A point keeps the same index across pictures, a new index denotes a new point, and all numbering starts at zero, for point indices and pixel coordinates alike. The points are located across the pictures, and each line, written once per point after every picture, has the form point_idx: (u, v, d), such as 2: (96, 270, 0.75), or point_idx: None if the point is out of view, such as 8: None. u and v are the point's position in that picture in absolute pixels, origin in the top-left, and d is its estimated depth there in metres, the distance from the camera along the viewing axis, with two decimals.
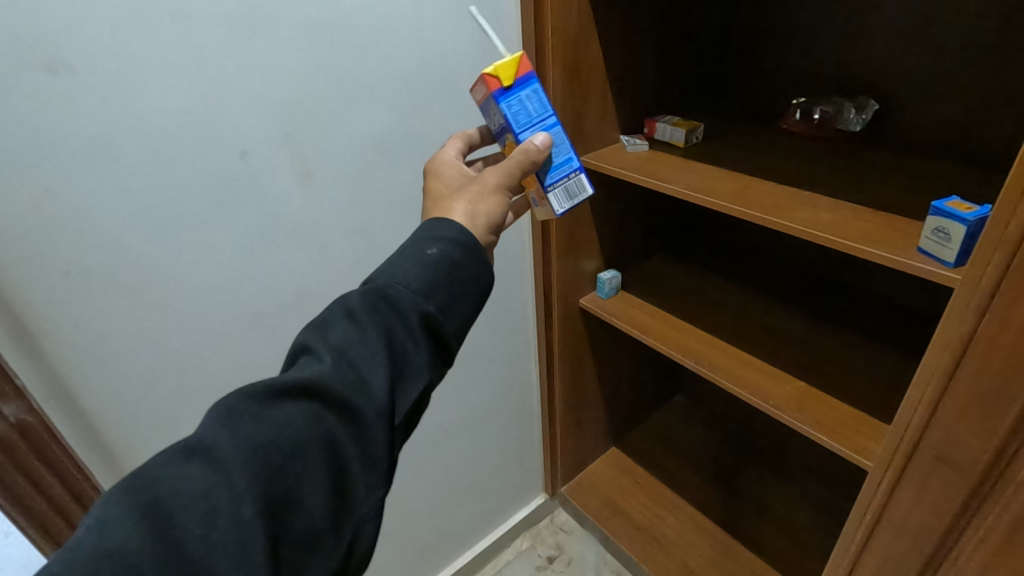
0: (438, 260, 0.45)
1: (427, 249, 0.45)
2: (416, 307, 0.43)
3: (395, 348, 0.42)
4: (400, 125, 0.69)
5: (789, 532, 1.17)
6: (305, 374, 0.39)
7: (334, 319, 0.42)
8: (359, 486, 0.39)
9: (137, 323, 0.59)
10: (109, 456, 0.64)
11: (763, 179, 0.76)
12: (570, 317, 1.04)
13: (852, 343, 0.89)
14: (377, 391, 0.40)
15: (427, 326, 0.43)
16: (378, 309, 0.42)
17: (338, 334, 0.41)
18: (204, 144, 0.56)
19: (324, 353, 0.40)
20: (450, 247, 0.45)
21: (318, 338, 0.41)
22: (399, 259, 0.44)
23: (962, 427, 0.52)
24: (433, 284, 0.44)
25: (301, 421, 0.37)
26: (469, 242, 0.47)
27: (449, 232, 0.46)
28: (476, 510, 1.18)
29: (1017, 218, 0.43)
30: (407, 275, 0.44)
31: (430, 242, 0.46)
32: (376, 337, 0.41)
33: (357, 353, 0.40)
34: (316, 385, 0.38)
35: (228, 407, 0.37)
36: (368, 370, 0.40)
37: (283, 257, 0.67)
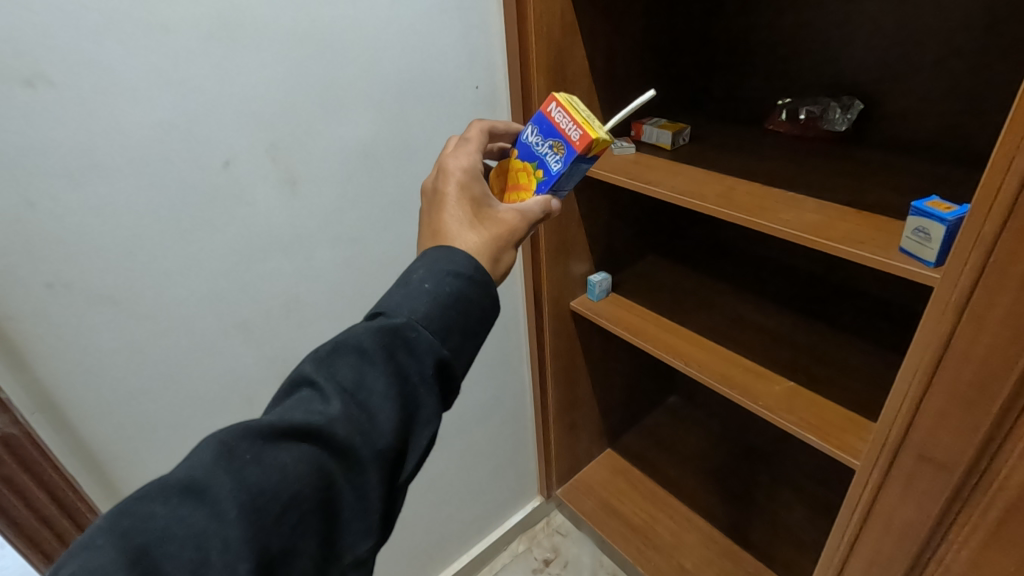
0: (452, 300, 0.44)
1: (445, 285, 0.44)
2: (432, 351, 0.42)
3: (406, 391, 0.42)
4: (385, 132, 0.69)
5: (784, 531, 1.17)
6: (312, 417, 0.38)
7: (344, 353, 0.41)
8: (351, 531, 0.39)
9: (122, 334, 0.60)
10: (97, 467, 0.64)
11: (749, 181, 0.76)
12: (562, 320, 1.05)
13: (842, 341, 0.89)
14: (386, 439, 0.40)
15: (439, 369, 0.43)
16: (392, 350, 0.41)
17: (346, 372, 0.40)
18: (187, 156, 0.56)
19: (332, 390, 0.40)
20: (468, 286, 0.45)
21: (325, 372, 0.40)
22: (416, 294, 0.43)
23: (944, 426, 0.52)
24: (447, 326, 0.43)
25: (304, 468, 0.37)
26: (482, 281, 0.46)
27: (467, 269, 0.46)
28: (471, 514, 1.18)
29: (992, 218, 0.44)
30: (422, 314, 0.43)
31: (447, 278, 0.45)
32: (385, 380, 0.41)
33: (368, 396, 0.40)
34: (324, 432, 0.37)
35: (228, 445, 0.36)
36: (378, 417, 0.40)
37: (269, 265, 0.67)
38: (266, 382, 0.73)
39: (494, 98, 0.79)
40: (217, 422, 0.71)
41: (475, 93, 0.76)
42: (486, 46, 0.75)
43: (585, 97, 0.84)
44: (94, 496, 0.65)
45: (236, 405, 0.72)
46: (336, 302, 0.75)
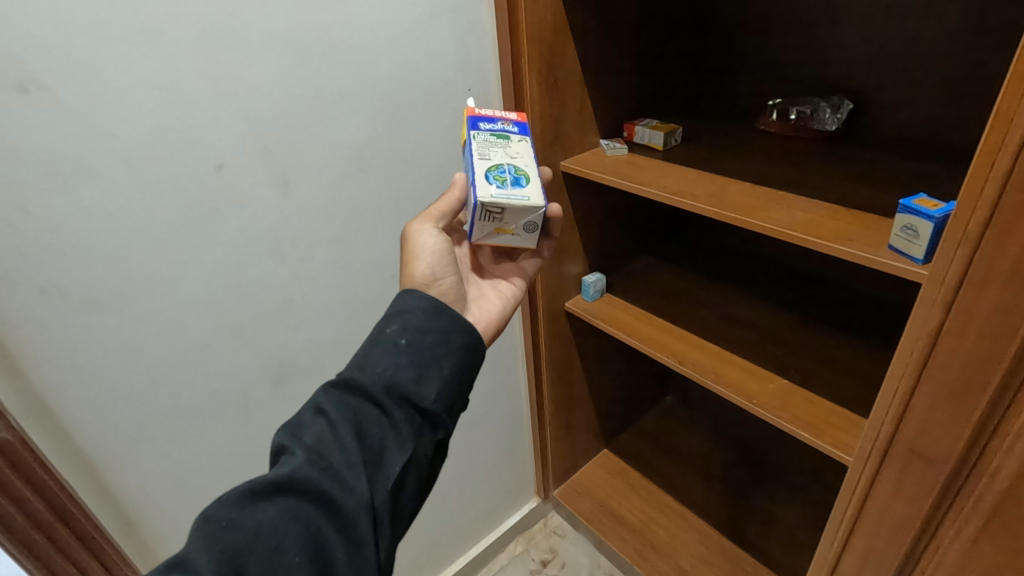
0: (399, 337, 0.49)
1: (387, 328, 0.50)
2: (381, 385, 0.47)
3: (366, 429, 0.46)
4: (378, 135, 0.70)
5: (781, 530, 1.17)
6: (279, 472, 0.43)
7: (307, 417, 0.47)
8: (345, 570, 0.42)
9: (116, 337, 0.59)
10: (92, 472, 0.64)
11: (739, 180, 0.77)
12: (556, 321, 1.05)
13: (834, 340, 0.89)
14: (352, 474, 0.44)
15: (397, 401, 0.48)
16: (344, 398, 0.47)
17: (310, 431, 0.46)
18: (180, 161, 0.57)
19: (298, 448, 0.45)
20: (411, 321, 0.50)
21: (292, 435, 0.46)
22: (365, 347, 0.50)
23: (934, 421, 0.53)
24: (398, 362, 0.48)
25: (279, 515, 0.41)
26: (430, 309, 0.51)
27: (412, 305, 0.51)
28: (468, 516, 1.18)
29: (977, 215, 0.44)
30: (373, 359, 0.49)
31: (391, 321, 0.51)
32: (346, 426, 0.46)
33: (328, 441, 0.45)
34: (290, 480, 0.42)
35: (211, 514, 0.41)
36: (340, 459, 0.44)
37: (265, 268, 0.67)
38: (261, 385, 0.73)
39: (486, 101, 0.79)
40: (211, 426, 0.71)
41: (468, 95, 0.76)
42: (479, 48, 0.75)
43: (577, 99, 0.84)
44: (88, 500, 0.65)
45: (230, 408, 0.72)
46: (330, 305, 0.75)
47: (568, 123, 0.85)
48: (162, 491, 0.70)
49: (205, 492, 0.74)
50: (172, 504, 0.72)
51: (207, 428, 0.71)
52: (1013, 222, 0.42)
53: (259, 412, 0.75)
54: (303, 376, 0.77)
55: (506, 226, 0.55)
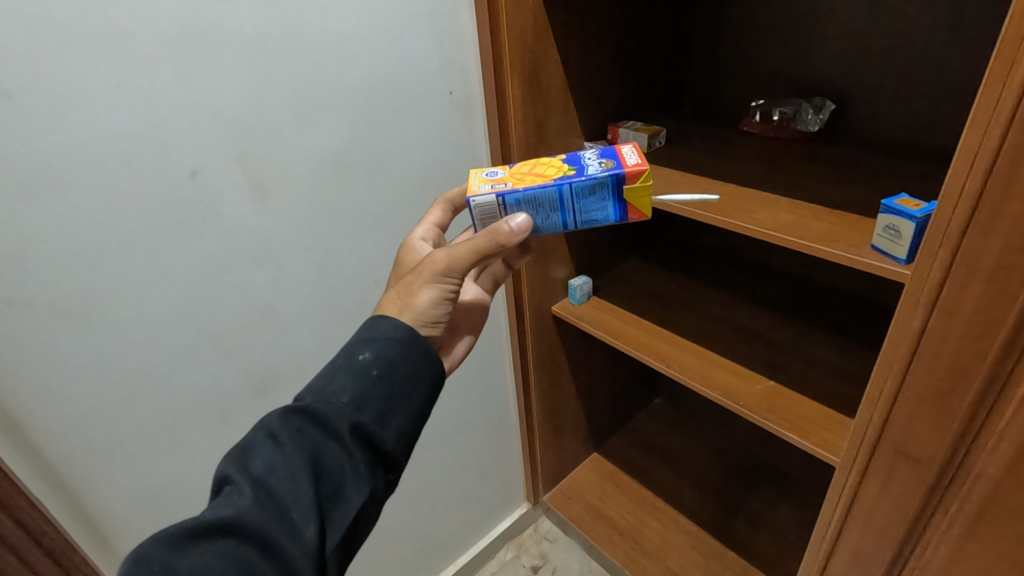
0: (368, 366, 0.46)
1: (359, 354, 0.47)
2: (347, 420, 0.44)
3: (322, 466, 0.43)
4: (358, 141, 0.69)
5: (771, 530, 1.17)
6: (224, 511, 0.40)
7: (257, 444, 0.44)
8: None
9: (87, 350, 0.58)
10: (64, 489, 0.62)
11: (722, 182, 0.77)
12: (543, 325, 1.04)
13: (820, 340, 0.89)
14: (303, 519, 0.41)
15: (359, 438, 0.45)
16: (303, 429, 0.44)
17: (259, 460, 0.43)
18: (152, 169, 0.55)
19: (245, 483, 0.42)
20: (386, 349, 0.47)
21: (240, 465, 0.43)
22: (329, 371, 0.46)
23: (920, 421, 0.53)
24: (364, 394, 0.45)
25: (217, 563, 0.38)
26: (405, 337, 0.48)
27: (384, 331, 0.48)
28: (457, 523, 1.17)
29: (958, 216, 0.44)
30: (336, 387, 0.45)
31: (362, 347, 0.47)
32: (300, 459, 0.42)
33: (279, 478, 0.42)
34: (231, 523, 0.39)
35: (142, 556, 0.38)
36: (290, 499, 0.41)
37: (243, 276, 0.66)
38: (240, 396, 0.72)
39: (469, 105, 0.79)
40: (189, 438, 0.69)
41: (449, 98, 0.76)
42: (458, 51, 0.74)
43: (560, 103, 0.84)
44: (61, 519, 0.63)
45: (210, 420, 0.70)
46: (312, 313, 0.74)
47: (552, 126, 0.84)
48: (138, 506, 0.68)
49: (185, 506, 0.73)
50: (150, 519, 0.70)
51: (185, 441, 0.69)
52: (993, 224, 0.42)
53: (240, 423, 0.73)
54: (284, 385, 0.76)
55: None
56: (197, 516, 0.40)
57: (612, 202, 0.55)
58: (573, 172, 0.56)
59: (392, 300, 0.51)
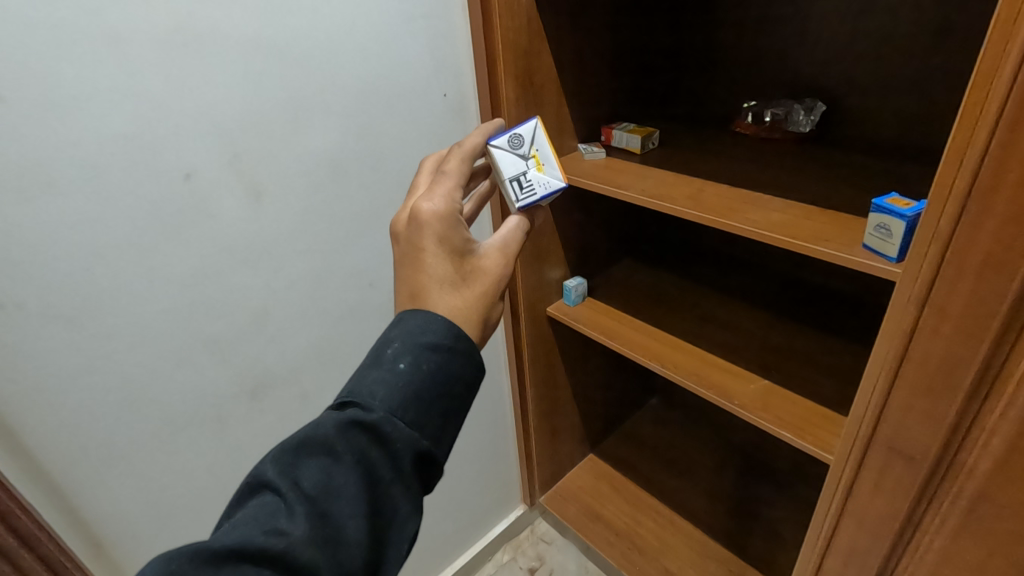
0: (431, 382, 0.44)
1: (423, 362, 0.44)
2: (412, 444, 0.43)
3: (377, 489, 0.42)
4: (352, 143, 0.69)
5: (766, 529, 1.18)
6: (276, 540, 0.37)
7: (310, 454, 0.41)
8: None
9: (81, 355, 0.57)
10: (57, 494, 0.61)
11: (716, 183, 0.77)
12: (538, 325, 1.05)
13: (814, 339, 0.90)
14: (357, 552, 0.40)
15: (418, 460, 0.44)
16: (362, 448, 0.42)
17: (313, 477, 0.40)
18: (148, 170, 0.55)
19: (299, 502, 0.39)
20: (450, 363, 0.46)
21: (291, 479, 0.40)
22: (394, 381, 0.43)
23: (912, 419, 0.53)
24: (424, 414, 0.44)
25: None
26: (465, 351, 0.47)
27: (450, 342, 0.46)
28: (454, 525, 1.17)
29: (947, 213, 0.45)
30: (401, 403, 0.43)
31: (427, 354, 0.45)
32: (357, 484, 0.41)
33: (338, 503, 0.40)
34: (286, 555, 0.37)
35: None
36: (345, 530, 0.40)
37: (238, 278, 0.66)
38: (235, 399, 0.71)
39: (463, 107, 0.79)
40: (184, 442, 0.69)
41: (444, 101, 0.76)
42: (452, 54, 0.74)
43: (553, 104, 0.84)
44: (54, 523, 0.62)
45: (204, 423, 0.70)
46: (307, 315, 0.74)
47: (546, 127, 0.84)
48: (133, 510, 0.68)
49: (179, 509, 0.72)
50: (144, 523, 0.70)
51: (179, 446, 0.69)
52: (980, 221, 0.43)
53: (234, 426, 0.73)
54: (279, 387, 0.75)
55: (537, 170, 0.60)
56: (246, 540, 0.37)
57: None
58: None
59: (475, 310, 0.49)
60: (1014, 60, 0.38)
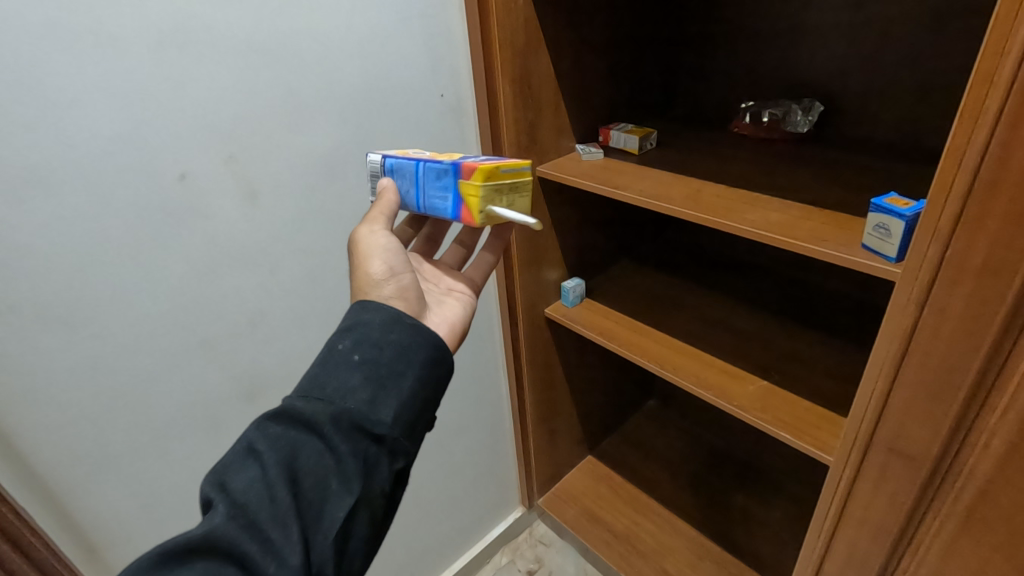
0: (348, 357, 0.46)
1: (338, 345, 0.47)
2: (329, 413, 0.44)
3: (302, 469, 0.43)
4: (349, 144, 0.68)
5: (766, 530, 1.17)
6: (199, 530, 0.40)
7: (237, 456, 0.44)
8: None
9: (74, 356, 0.57)
10: (49, 498, 0.60)
11: (714, 183, 0.77)
12: (536, 326, 1.05)
13: (813, 339, 0.90)
14: (284, 529, 0.40)
15: (344, 431, 0.44)
16: (281, 435, 0.44)
17: (238, 472, 0.43)
18: (141, 171, 0.55)
19: (224, 497, 0.42)
20: (366, 334, 0.47)
21: (220, 480, 0.43)
22: (311, 369, 0.46)
23: (912, 420, 0.53)
24: (344, 386, 0.45)
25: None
26: (382, 321, 0.48)
27: (366, 317, 0.48)
28: (452, 528, 1.16)
29: (947, 213, 0.45)
30: (317, 384, 0.45)
31: (340, 338, 0.48)
32: (277, 467, 0.42)
33: (259, 488, 0.41)
34: (206, 540, 0.39)
35: None
36: (268, 510, 0.41)
37: (233, 279, 0.65)
38: (231, 401, 0.71)
39: (461, 107, 0.78)
40: (179, 445, 0.68)
41: (441, 101, 0.76)
42: (450, 54, 0.74)
43: (551, 104, 0.84)
44: (47, 528, 0.62)
45: (199, 426, 0.69)
46: (303, 317, 0.73)
47: (543, 127, 0.84)
48: (127, 514, 0.67)
49: (174, 514, 0.72)
50: (138, 527, 0.69)
51: (175, 448, 0.68)
52: (980, 221, 0.43)
53: (229, 429, 0.72)
54: (275, 390, 0.75)
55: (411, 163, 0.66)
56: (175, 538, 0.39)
57: (453, 193, 0.54)
58: (451, 159, 0.55)
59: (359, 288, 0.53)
60: (1015, 57, 0.38)
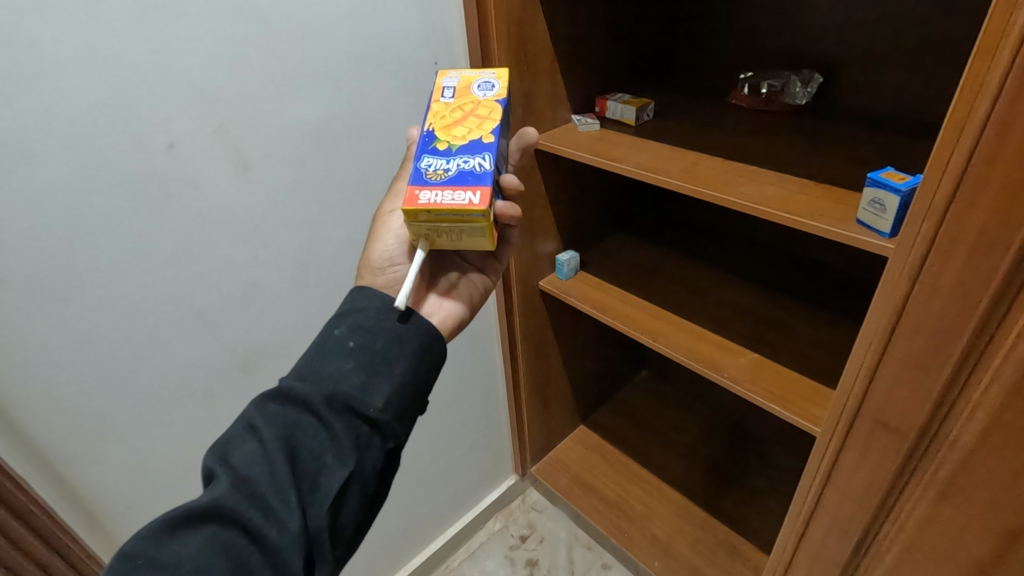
0: (345, 339, 0.48)
1: (335, 329, 0.48)
2: (324, 393, 0.45)
3: (300, 446, 0.44)
4: (341, 113, 0.67)
5: (753, 498, 1.21)
6: (201, 501, 0.40)
7: (237, 432, 0.45)
8: None
9: (66, 328, 0.57)
10: (48, 469, 0.61)
11: (710, 156, 0.76)
12: (531, 298, 1.05)
13: (804, 313, 0.91)
14: (282, 501, 0.41)
15: (339, 409, 0.45)
16: (280, 413, 0.45)
17: (238, 448, 0.44)
18: (129, 142, 0.53)
19: (224, 471, 0.42)
20: (362, 320, 0.48)
21: (221, 456, 0.44)
22: (310, 351, 0.47)
23: (898, 393, 0.54)
24: (341, 365, 0.46)
25: (201, 549, 0.38)
26: (379, 305, 0.49)
27: (363, 303, 0.49)
28: (446, 495, 1.18)
29: (942, 190, 0.45)
30: (315, 364, 0.46)
31: (338, 322, 0.49)
32: (276, 443, 0.43)
33: (258, 462, 0.42)
34: (208, 510, 0.40)
35: (127, 552, 0.39)
36: (267, 484, 0.41)
37: (226, 252, 0.65)
38: (226, 373, 0.71)
39: None
40: (176, 416, 0.69)
41: (435, 69, 0.74)
42: (444, 20, 0.72)
43: (547, 74, 0.82)
44: (47, 497, 0.62)
45: (195, 397, 0.69)
46: (297, 290, 0.73)
47: (539, 97, 0.83)
48: (126, 483, 0.68)
49: (173, 483, 0.73)
50: (138, 496, 0.70)
51: (172, 419, 0.69)
52: (974, 198, 0.43)
53: (226, 401, 0.72)
54: (271, 361, 0.75)
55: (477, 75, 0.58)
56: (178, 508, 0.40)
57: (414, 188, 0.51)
58: (446, 148, 0.50)
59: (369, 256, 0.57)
60: (1016, 35, 0.37)
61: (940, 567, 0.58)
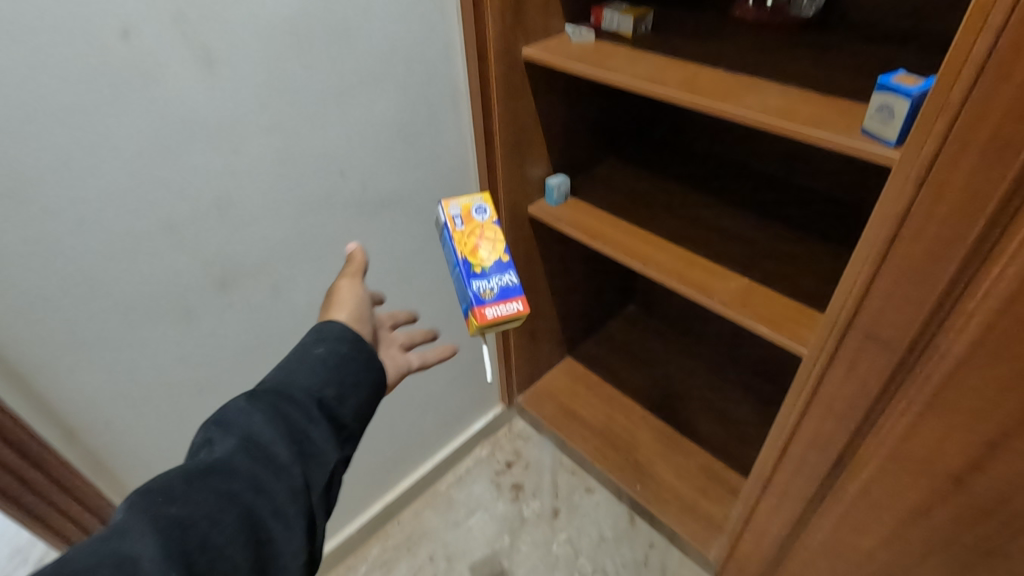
0: (325, 357, 0.52)
1: (313, 348, 0.53)
2: (309, 391, 0.50)
3: (291, 417, 0.48)
4: (315, 7, 0.62)
5: (733, 426, 1.24)
6: (207, 463, 0.43)
7: (226, 414, 0.48)
8: (279, 558, 0.43)
9: (25, 234, 0.53)
10: (20, 380, 0.59)
11: (710, 67, 0.72)
12: (519, 224, 1.02)
13: (798, 238, 0.89)
14: (284, 465, 0.45)
15: (324, 411, 0.50)
16: (270, 399, 0.48)
17: (233, 423, 0.47)
18: (78, 25, 0.48)
19: (223, 440, 0.45)
20: (328, 331, 0.55)
21: (215, 431, 0.46)
22: (291, 365, 0.52)
23: (892, 304, 0.53)
24: (323, 384, 0.51)
25: (214, 501, 0.41)
26: (351, 336, 0.55)
27: (329, 325, 0.55)
28: (433, 422, 1.19)
29: (960, 83, 0.42)
30: (300, 376, 0.51)
31: (313, 343, 0.54)
32: (270, 417, 0.47)
33: (257, 435, 0.46)
34: (218, 470, 0.43)
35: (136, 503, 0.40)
36: (267, 449, 0.45)
37: (196, 158, 0.61)
38: (204, 289, 0.68)
39: None
40: (153, 333, 0.67)
41: None
42: None
43: None
44: (21, 412, 0.61)
45: (171, 315, 0.67)
46: (275, 204, 0.70)
47: None
48: (105, 400, 0.67)
49: (154, 403, 0.71)
50: (118, 414, 0.69)
51: (148, 336, 0.66)
52: (994, 91, 0.40)
53: (205, 319, 0.70)
54: (250, 280, 0.72)
55: None
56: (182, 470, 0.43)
57: None
58: None
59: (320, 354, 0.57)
60: None
61: (916, 477, 0.59)
